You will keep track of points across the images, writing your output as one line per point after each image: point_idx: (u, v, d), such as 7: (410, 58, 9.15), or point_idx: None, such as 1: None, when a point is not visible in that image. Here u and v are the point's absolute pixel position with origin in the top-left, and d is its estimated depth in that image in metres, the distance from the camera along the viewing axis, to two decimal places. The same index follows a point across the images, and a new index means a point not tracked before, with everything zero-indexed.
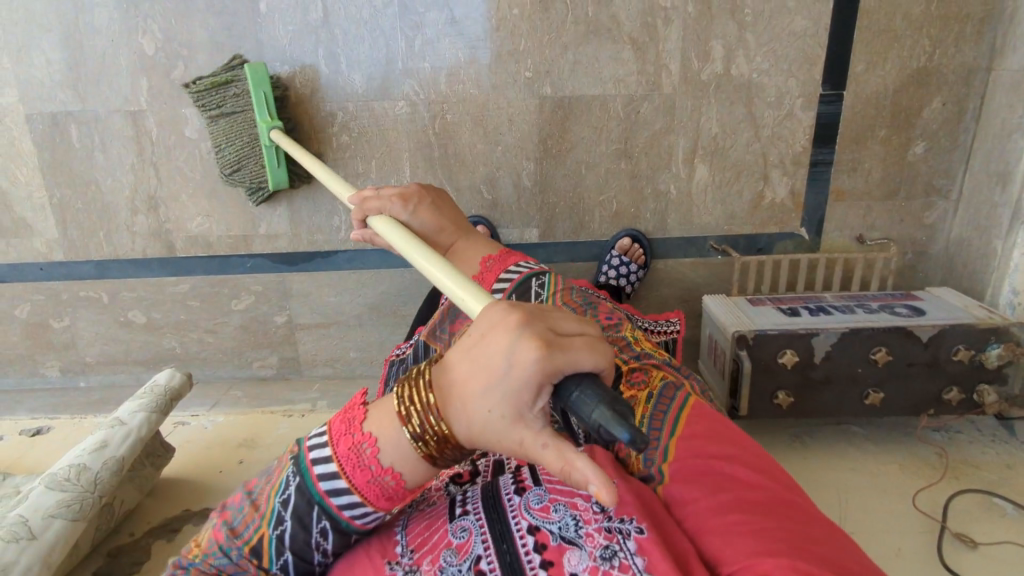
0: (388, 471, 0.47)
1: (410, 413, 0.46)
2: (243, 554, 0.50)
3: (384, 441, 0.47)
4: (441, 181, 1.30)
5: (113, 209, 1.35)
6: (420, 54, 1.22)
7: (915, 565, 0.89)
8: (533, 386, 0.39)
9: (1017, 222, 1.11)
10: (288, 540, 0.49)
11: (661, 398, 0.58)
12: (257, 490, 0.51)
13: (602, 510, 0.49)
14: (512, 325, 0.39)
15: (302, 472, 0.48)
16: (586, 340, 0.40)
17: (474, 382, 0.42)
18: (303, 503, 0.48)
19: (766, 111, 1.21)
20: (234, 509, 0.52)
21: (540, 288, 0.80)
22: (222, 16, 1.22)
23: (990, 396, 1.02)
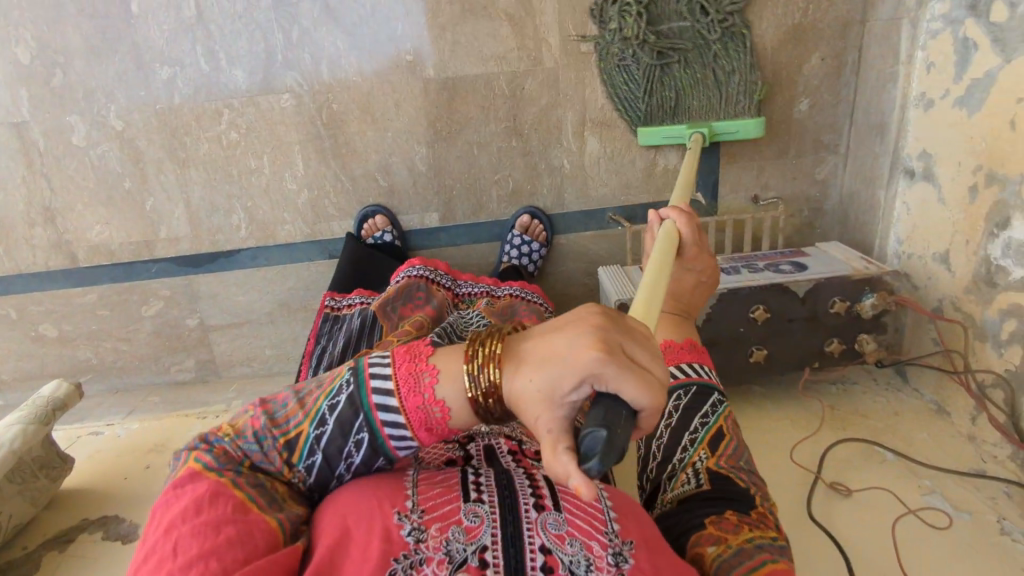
0: (439, 403, 0.49)
1: (474, 354, 0.50)
2: (275, 445, 0.52)
3: (445, 374, 0.50)
4: (335, 172, 1.29)
5: (9, 224, 1.33)
6: (299, 44, 1.20)
7: (786, 517, 0.90)
8: (576, 373, 0.43)
9: (896, 171, 1.12)
10: (322, 443, 0.51)
11: (776, 542, 0.53)
12: (306, 390, 0.53)
13: (617, 564, 0.50)
14: (594, 328, 0.45)
15: (359, 381, 0.51)
16: (652, 374, 0.43)
17: (541, 353, 0.47)
18: (350, 410, 0.51)
19: (649, 78, 1.22)
20: (278, 402, 0.53)
21: (718, 404, 0.66)
22: (94, 19, 1.19)
23: (870, 345, 1.03)
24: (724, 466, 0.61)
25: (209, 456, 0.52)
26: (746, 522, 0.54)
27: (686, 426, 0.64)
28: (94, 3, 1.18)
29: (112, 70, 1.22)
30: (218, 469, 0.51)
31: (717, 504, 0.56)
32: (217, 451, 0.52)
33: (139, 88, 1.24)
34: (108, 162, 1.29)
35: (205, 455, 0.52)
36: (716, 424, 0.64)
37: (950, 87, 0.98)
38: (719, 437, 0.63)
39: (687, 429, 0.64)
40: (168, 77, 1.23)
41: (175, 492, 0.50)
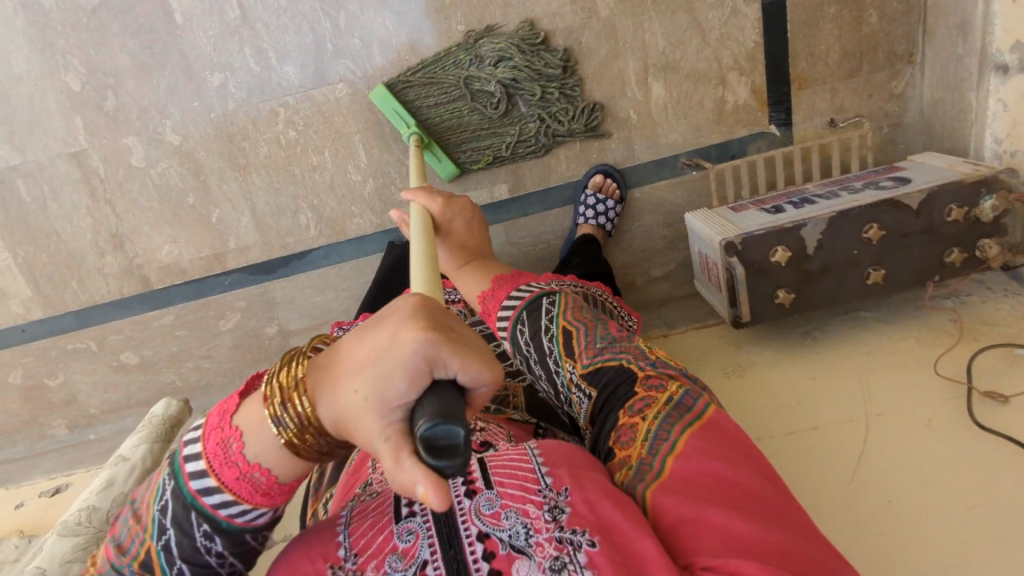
0: (255, 467, 0.48)
1: (273, 395, 0.48)
2: (131, 570, 0.50)
3: (249, 433, 0.49)
4: (398, 157, 1.26)
5: (80, 255, 1.32)
6: (348, 30, 1.18)
7: (948, 433, 0.87)
8: (405, 372, 0.42)
9: (986, 69, 1.07)
10: (174, 549, 0.49)
11: (676, 405, 0.60)
12: (138, 502, 0.51)
13: (555, 518, 0.54)
14: (404, 317, 0.44)
15: (175, 474, 0.49)
16: (478, 350, 0.44)
17: (356, 362, 0.46)
18: (180, 508, 0.49)
19: (709, 13, 1.17)
20: (120, 524, 0.52)
21: (552, 307, 0.73)
22: (140, 35, 1.17)
23: (993, 249, 0.99)
24: (590, 363, 0.67)
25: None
26: (638, 419, 0.60)
27: (542, 350, 0.71)
28: (139, 19, 1.17)
29: (162, 85, 1.21)
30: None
31: (615, 411, 0.63)
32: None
33: (192, 99, 1.22)
34: (170, 179, 1.27)
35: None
36: (560, 329, 0.71)
37: None
38: (566, 342, 0.69)
39: (546, 351, 0.71)
40: (220, 84, 1.20)
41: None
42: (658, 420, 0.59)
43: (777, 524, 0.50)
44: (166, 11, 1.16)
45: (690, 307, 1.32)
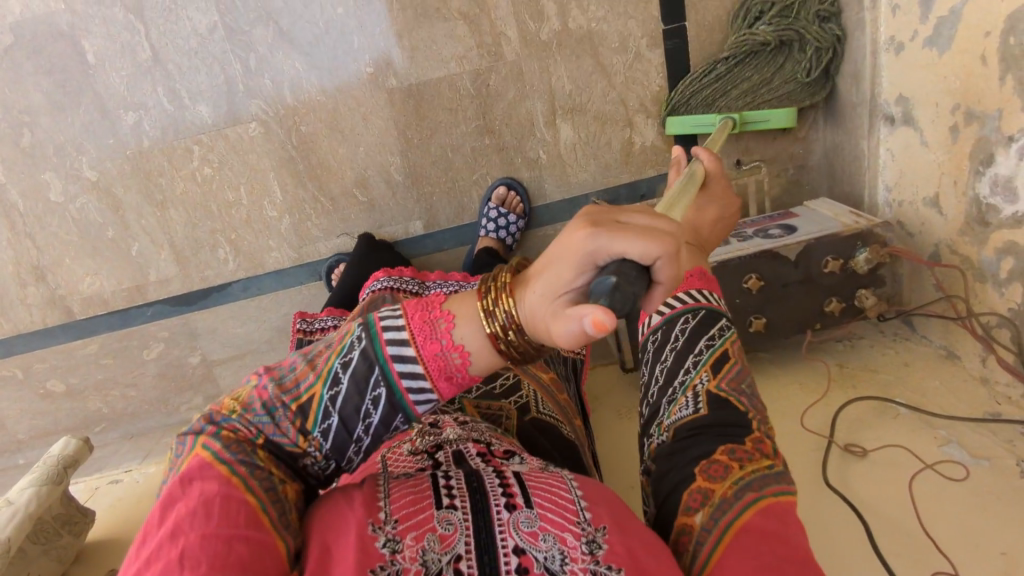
0: (458, 348, 0.50)
1: (487, 290, 0.50)
2: (289, 412, 0.51)
3: (461, 317, 0.50)
4: (313, 194, 1.28)
5: (2, 286, 1.34)
6: (259, 71, 1.19)
7: (802, 488, 0.90)
8: (598, 249, 0.44)
9: (876, 118, 1.09)
10: (337, 402, 0.51)
11: (775, 475, 0.56)
12: (316, 352, 0.53)
13: (591, 552, 0.51)
14: (589, 224, 0.45)
15: (371, 335, 0.51)
16: (641, 228, 0.44)
17: (543, 264, 0.47)
18: (365, 365, 0.50)
19: (614, 57, 1.20)
20: (284, 368, 0.53)
21: (723, 328, 0.72)
22: (53, 75, 1.19)
23: (870, 300, 1.01)
24: (724, 388, 0.65)
25: (216, 443, 0.50)
26: (733, 466, 0.57)
27: (680, 364, 0.70)
28: (51, 59, 1.18)
29: (78, 122, 1.22)
30: (230, 457, 0.49)
31: (705, 445, 0.59)
32: (223, 435, 0.51)
33: (108, 137, 1.23)
34: (89, 213, 1.29)
35: (214, 439, 0.51)
36: (716, 351, 0.69)
37: (917, 28, 0.97)
38: (716, 365, 0.68)
39: (686, 363, 0.70)
40: (135, 122, 1.22)
41: (184, 482, 0.49)
42: (750, 476, 0.55)
43: None
44: (78, 52, 1.18)
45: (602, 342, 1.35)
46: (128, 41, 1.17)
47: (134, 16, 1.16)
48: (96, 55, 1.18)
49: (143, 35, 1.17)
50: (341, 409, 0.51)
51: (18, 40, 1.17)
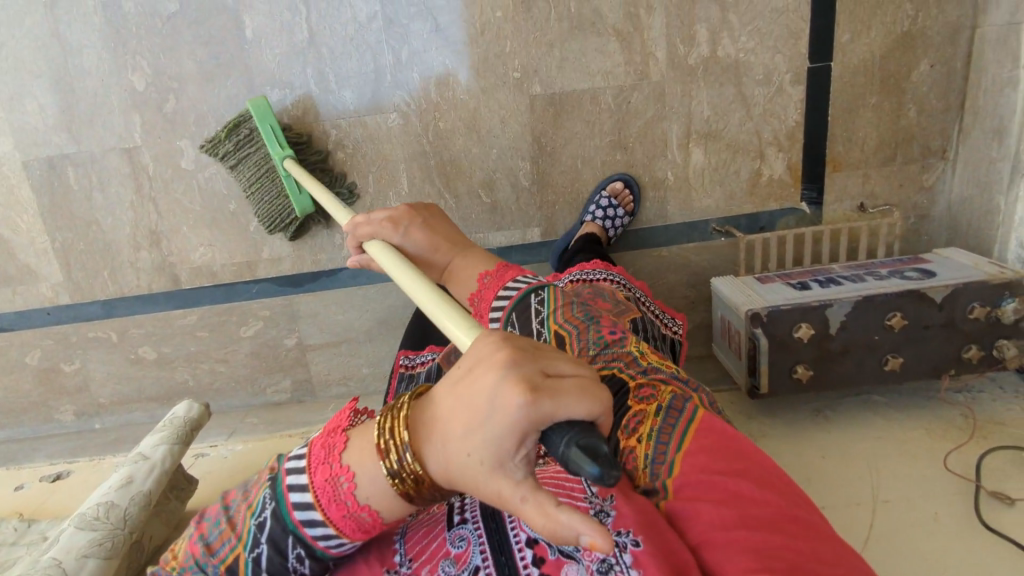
0: (364, 508, 0.51)
1: (386, 449, 0.49)
2: (216, 572, 0.54)
3: (361, 476, 0.50)
4: (438, 190, 1.29)
5: (116, 247, 1.35)
6: (408, 64, 1.22)
7: (953, 530, 0.88)
8: (522, 420, 0.39)
9: (1019, 174, 1.11)
10: (263, 562, 0.53)
11: (668, 410, 0.58)
12: (233, 507, 0.55)
13: (599, 520, 0.54)
14: (500, 363, 0.41)
15: (277, 497, 0.52)
16: (577, 385, 0.41)
17: (460, 419, 0.44)
18: (277, 529, 0.52)
19: (755, 89, 1.22)
20: (209, 523, 0.56)
21: (541, 308, 0.74)
22: (209, 45, 1.21)
23: (1011, 351, 1.02)
24: None
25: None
26: (641, 422, 0.58)
27: (542, 350, 0.73)
28: (210, 30, 1.21)
29: (224, 94, 1.24)
30: None
31: (615, 426, 0.60)
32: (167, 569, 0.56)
33: None
34: (215, 185, 1.30)
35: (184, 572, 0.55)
36: (552, 333, 0.72)
37: None
38: (560, 344, 0.70)
39: (545, 353, 0.72)
40: (279, 100, 1.24)
41: None
42: (656, 427, 0.57)
43: (784, 514, 0.48)
44: (237, 26, 1.21)
45: (705, 369, 1.35)
46: (288, 20, 1.20)
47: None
48: (253, 31, 1.21)
49: (302, 17, 1.20)
50: (274, 546, 0.52)
51: (181, 8, 1.20)
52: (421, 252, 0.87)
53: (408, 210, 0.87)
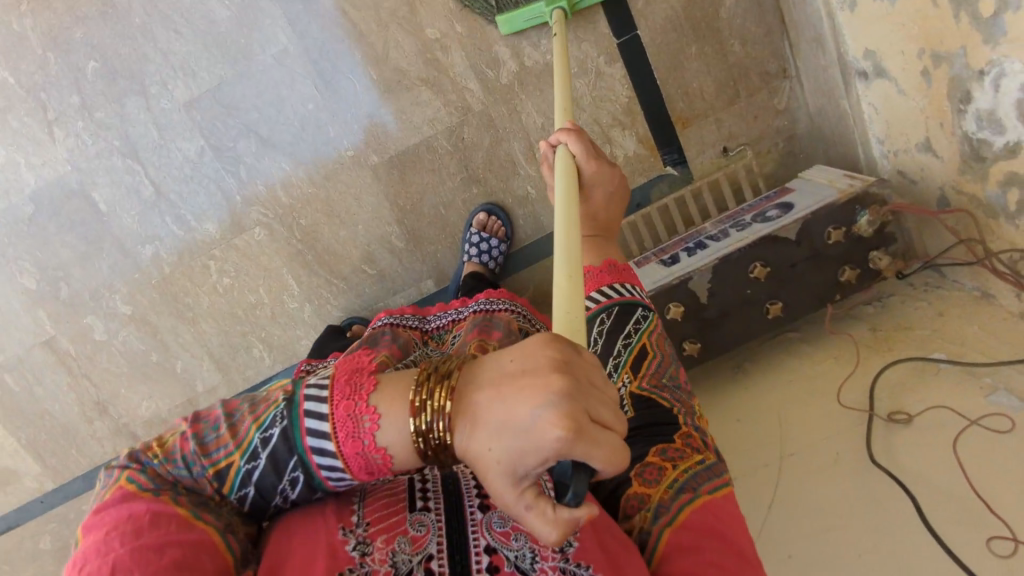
0: (379, 450, 0.47)
1: (422, 405, 0.46)
2: (204, 473, 0.48)
3: (388, 422, 0.47)
4: (326, 278, 1.34)
5: (73, 426, 1.45)
6: (251, 179, 1.26)
7: (849, 469, 0.90)
8: (547, 454, 0.39)
9: (850, 76, 1.08)
10: (254, 476, 0.48)
11: (707, 468, 0.58)
12: (239, 414, 0.50)
13: (563, 548, 0.51)
14: (546, 386, 0.40)
15: (292, 415, 0.48)
16: (613, 442, 0.40)
17: (496, 411, 0.42)
18: (284, 448, 0.48)
19: (576, 83, 1.23)
20: (206, 423, 0.50)
21: (641, 321, 0.72)
22: (74, 229, 1.29)
23: (883, 260, 1.02)
24: (648, 387, 0.65)
25: (139, 480, 0.48)
26: (667, 465, 0.57)
27: (610, 350, 0.69)
28: (70, 215, 1.28)
29: (105, 265, 1.32)
30: (152, 490, 0.47)
31: (643, 444, 0.59)
32: (146, 473, 0.48)
33: (133, 270, 1.32)
34: (132, 344, 1.38)
35: (139, 476, 0.48)
36: (637, 347, 0.69)
37: None
38: (639, 358, 0.68)
39: (612, 354, 0.69)
40: (153, 253, 1.31)
41: (97, 517, 0.47)
42: (687, 477, 0.56)
43: None
44: (91, 203, 1.27)
45: None
46: (130, 182, 1.26)
47: (131, 160, 1.25)
48: (106, 202, 1.27)
49: (142, 173, 1.26)
50: (274, 458, 0.48)
51: (37, 206, 1.27)
52: (593, 189, 0.86)
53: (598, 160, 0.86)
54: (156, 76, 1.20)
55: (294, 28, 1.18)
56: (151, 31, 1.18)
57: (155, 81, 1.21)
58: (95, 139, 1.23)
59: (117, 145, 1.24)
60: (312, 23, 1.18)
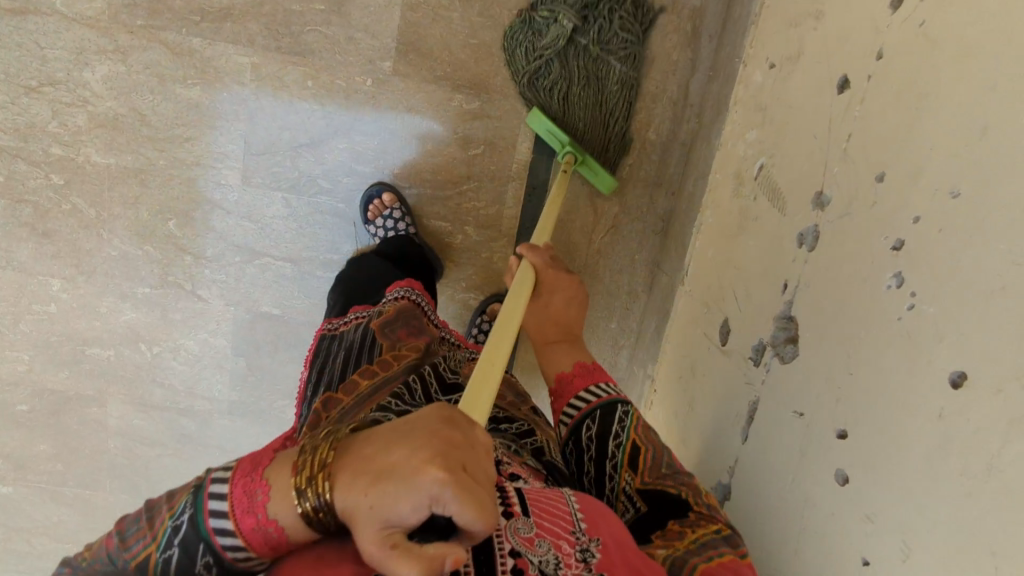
0: (270, 523, 0.47)
1: (304, 481, 0.47)
2: (125, 564, 0.51)
3: (277, 491, 0.47)
4: (455, 193, 1.28)
5: None
6: (334, 182, 1.27)
7: None
8: (416, 506, 0.41)
9: None
10: (170, 565, 0.49)
11: (723, 539, 0.67)
12: (155, 507, 0.52)
13: (586, 560, 0.52)
14: (431, 446, 0.43)
15: (196, 504, 0.49)
16: (485, 497, 0.42)
17: (379, 462, 0.44)
18: (194, 532, 0.49)
19: None
20: (129, 521, 0.52)
21: (626, 417, 0.80)
22: (279, 345, 1.37)
23: None
24: (651, 482, 0.74)
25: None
26: (688, 531, 0.67)
27: (605, 453, 0.77)
28: (267, 339, 1.36)
29: None
30: None
31: (660, 524, 0.70)
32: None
33: None
34: None
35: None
36: (632, 441, 0.77)
37: None
38: (638, 454, 0.76)
39: (608, 456, 0.77)
40: None
41: None
42: (710, 539, 0.66)
43: None
44: (269, 315, 1.35)
45: None
46: (274, 273, 1.32)
47: (259, 259, 1.31)
48: (276, 306, 1.34)
49: (274, 260, 1.31)
50: (173, 529, 0.50)
51: (245, 356, 1.37)
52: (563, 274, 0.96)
53: (570, 284, 0.97)
54: (211, 182, 1.26)
55: (243, 41, 1.18)
56: (176, 157, 1.24)
57: (214, 188, 1.26)
58: (226, 270, 1.32)
59: (241, 258, 1.31)
60: (248, 22, 1.17)
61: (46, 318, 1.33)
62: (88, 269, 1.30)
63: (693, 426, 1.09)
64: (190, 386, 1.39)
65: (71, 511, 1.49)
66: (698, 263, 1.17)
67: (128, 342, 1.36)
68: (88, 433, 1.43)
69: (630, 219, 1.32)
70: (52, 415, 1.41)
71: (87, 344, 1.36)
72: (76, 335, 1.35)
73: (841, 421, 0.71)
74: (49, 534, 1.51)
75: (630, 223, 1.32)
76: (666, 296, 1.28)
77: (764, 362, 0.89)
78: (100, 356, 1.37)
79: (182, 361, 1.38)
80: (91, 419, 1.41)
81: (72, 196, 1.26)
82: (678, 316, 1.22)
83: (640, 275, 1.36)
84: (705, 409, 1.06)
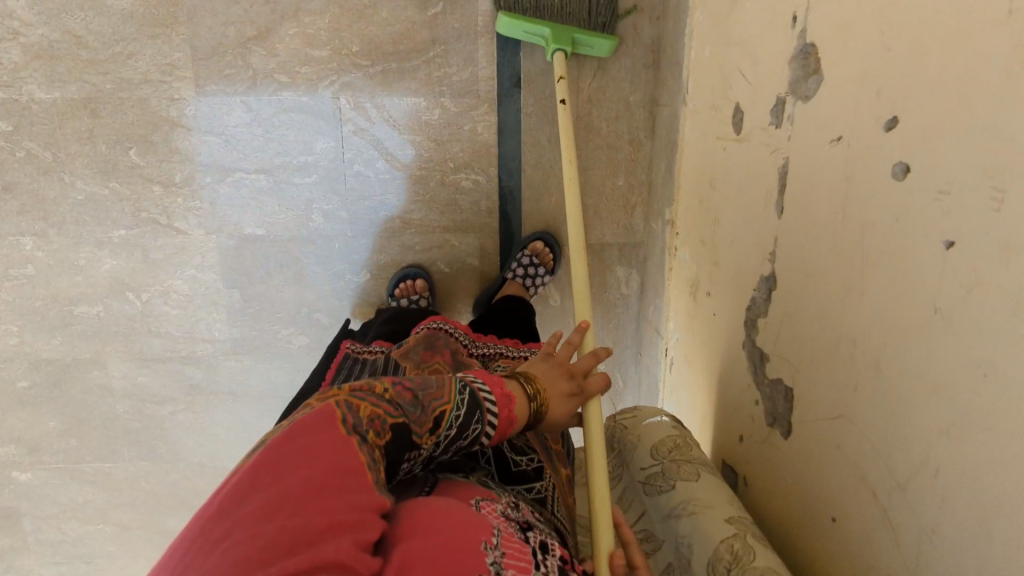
0: (511, 397, 0.62)
1: (536, 391, 0.66)
2: (400, 423, 0.55)
3: (517, 391, 0.64)
4: (423, 62, 1.18)
5: None
6: (293, 75, 1.17)
7: None
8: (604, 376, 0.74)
9: None
10: (444, 428, 0.57)
11: None
12: (442, 383, 0.59)
13: None
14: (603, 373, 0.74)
15: (473, 394, 0.59)
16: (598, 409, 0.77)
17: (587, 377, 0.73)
18: (470, 411, 0.58)
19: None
20: (414, 384, 0.58)
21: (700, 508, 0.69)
22: (272, 268, 1.29)
23: None
24: None
25: (352, 413, 0.52)
26: None
27: None
28: (258, 264, 1.28)
29: (316, 265, 1.29)
30: (362, 432, 0.51)
31: None
32: (357, 410, 0.53)
33: (333, 242, 1.28)
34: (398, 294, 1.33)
35: (348, 412, 0.52)
36: None
37: None
38: None
39: None
40: (323, 214, 1.26)
41: (313, 430, 0.49)
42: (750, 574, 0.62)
43: None
44: (254, 236, 1.27)
45: None
46: (249, 188, 1.24)
47: (231, 176, 1.23)
48: (259, 226, 1.26)
49: (248, 173, 1.23)
50: (462, 427, 0.58)
51: (238, 286, 1.30)
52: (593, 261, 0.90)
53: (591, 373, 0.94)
54: (163, 98, 1.17)
55: None
56: (121, 77, 1.15)
57: (168, 105, 1.18)
58: (200, 196, 1.24)
59: (212, 179, 1.23)
60: None
61: (25, 282, 1.26)
62: (57, 220, 1.23)
63: (722, 242, 0.98)
64: (189, 330, 1.32)
65: (96, 488, 1.42)
66: (697, 73, 1.05)
67: (115, 293, 1.29)
68: (95, 401, 1.36)
69: (617, 57, 1.20)
70: (54, 387, 1.34)
71: (74, 304, 1.29)
72: (60, 295, 1.28)
73: (887, 111, 0.59)
74: (78, 516, 1.45)
75: (616, 62, 1.21)
76: (670, 130, 1.17)
77: (786, 117, 0.78)
78: (90, 314, 1.30)
79: (175, 304, 1.30)
80: (95, 385, 1.34)
81: (22, 139, 1.18)
82: (687, 142, 1.11)
83: (639, 119, 1.24)
84: (731, 215, 0.95)
